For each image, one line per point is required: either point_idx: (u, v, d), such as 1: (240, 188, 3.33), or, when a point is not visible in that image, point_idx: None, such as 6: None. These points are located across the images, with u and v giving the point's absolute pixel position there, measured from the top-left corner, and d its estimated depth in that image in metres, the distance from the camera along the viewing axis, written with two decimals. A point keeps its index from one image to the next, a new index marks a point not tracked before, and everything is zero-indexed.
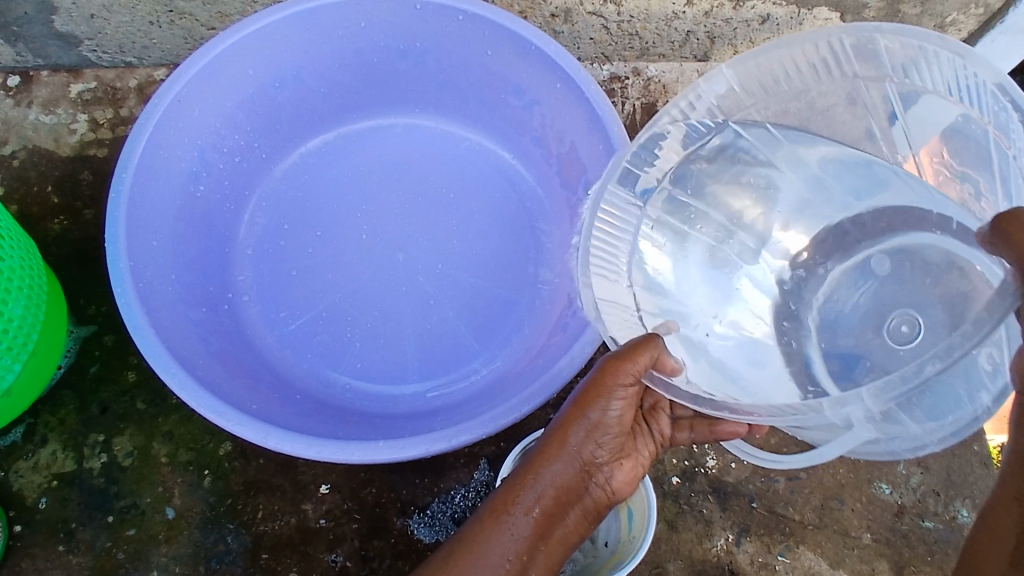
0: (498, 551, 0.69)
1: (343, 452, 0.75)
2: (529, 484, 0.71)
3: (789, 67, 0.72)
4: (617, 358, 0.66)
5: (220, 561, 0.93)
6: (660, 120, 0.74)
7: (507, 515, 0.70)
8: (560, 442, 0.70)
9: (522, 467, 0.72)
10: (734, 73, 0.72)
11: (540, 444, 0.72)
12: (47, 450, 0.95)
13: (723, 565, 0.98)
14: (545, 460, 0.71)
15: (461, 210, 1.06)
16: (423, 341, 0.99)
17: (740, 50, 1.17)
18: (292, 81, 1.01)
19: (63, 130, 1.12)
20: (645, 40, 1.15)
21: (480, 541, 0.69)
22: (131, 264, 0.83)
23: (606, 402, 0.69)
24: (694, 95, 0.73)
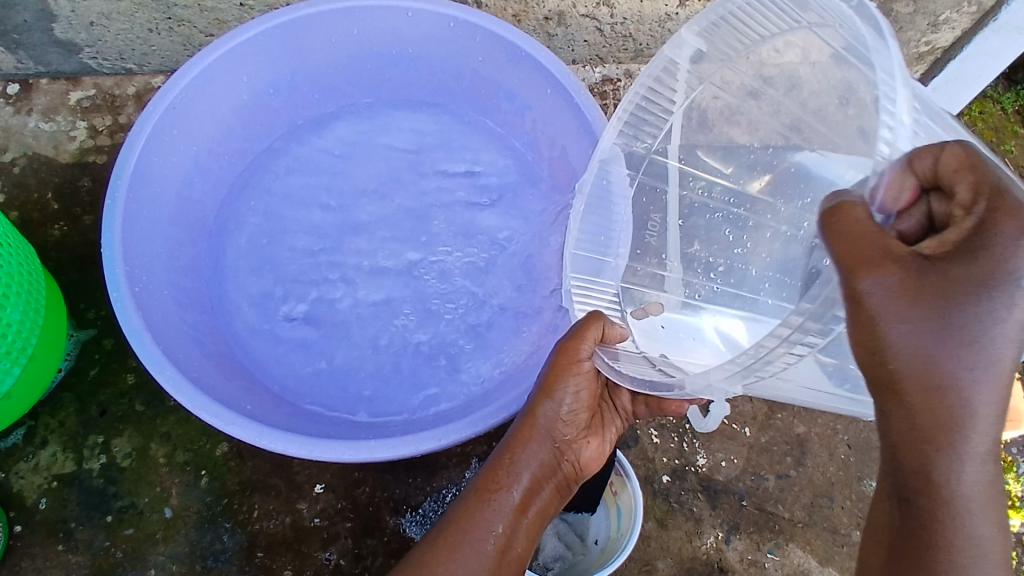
0: (483, 533, 0.70)
1: (322, 449, 0.77)
2: (507, 466, 0.72)
3: (755, 22, 0.70)
4: (572, 340, 0.70)
5: (217, 559, 0.93)
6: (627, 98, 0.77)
7: (486, 496, 0.71)
8: (534, 422, 0.72)
9: (499, 451, 0.73)
10: (701, 36, 0.73)
11: (513, 428, 0.74)
12: (47, 451, 0.97)
13: (712, 562, 0.98)
14: (520, 441, 0.72)
15: (454, 207, 1.07)
16: (415, 338, 0.99)
17: None
18: (287, 88, 1.05)
19: (63, 137, 1.16)
20: (638, 42, 1.17)
21: (463, 523, 0.70)
22: (126, 268, 0.85)
23: (569, 381, 0.72)
24: (668, 64, 0.75)
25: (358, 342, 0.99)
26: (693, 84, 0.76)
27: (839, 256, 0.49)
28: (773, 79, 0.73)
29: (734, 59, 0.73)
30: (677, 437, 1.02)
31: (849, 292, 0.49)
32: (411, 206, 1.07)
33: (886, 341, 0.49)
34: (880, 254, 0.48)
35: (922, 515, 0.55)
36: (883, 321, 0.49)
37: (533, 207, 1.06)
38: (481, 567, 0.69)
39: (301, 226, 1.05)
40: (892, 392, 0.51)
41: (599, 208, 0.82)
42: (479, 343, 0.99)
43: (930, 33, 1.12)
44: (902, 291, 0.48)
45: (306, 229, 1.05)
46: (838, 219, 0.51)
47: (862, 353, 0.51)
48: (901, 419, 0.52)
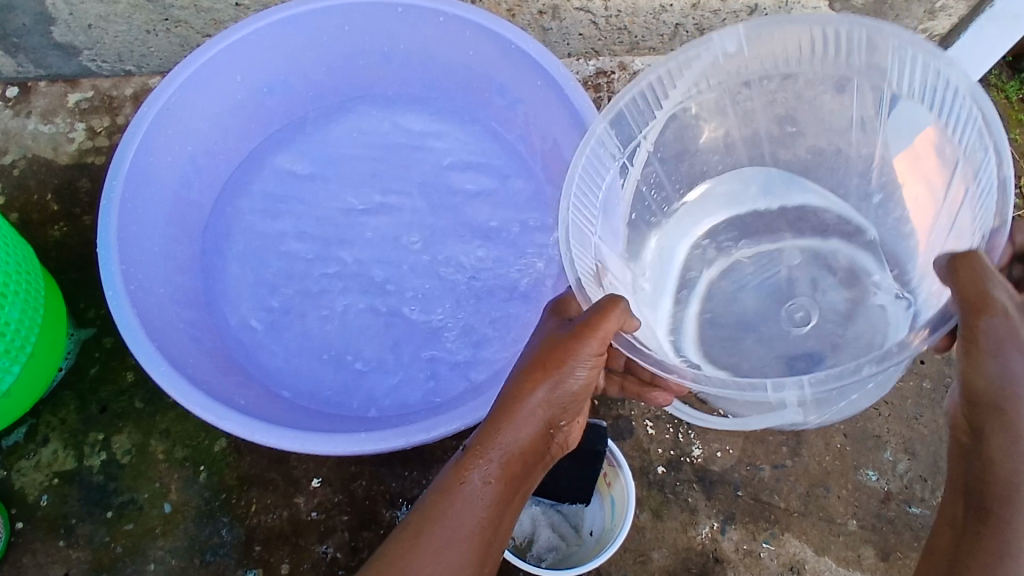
0: (463, 521, 0.68)
1: (315, 443, 0.78)
2: (487, 450, 0.69)
3: (791, 44, 0.74)
4: (591, 329, 0.67)
5: (215, 554, 0.93)
6: (644, 81, 0.75)
7: (473, 477, 0.68)
8: (527, 405, 0.69)
9: (491, 429, 0.69)
10: (743, 39, 0.74)
11: (507, 406, 0.69)
12: (49, 449, 0.98)
13: (708, 552, 0.98)
14: (514, 425, 0.68)
15: (449, 202, 1.08)
16: (410, 332, 1.00)
17: None
18: (280, 87, 1.06)
19: (62, 139, 1.18)
20: (633, 34, 1.17)
21: (444, 504, 0.68)
22: (122, 267, 0.86)
23: (577, 371, 0.68)
24: (699, 55, 0.74)
25: (354, 336, 1.00)
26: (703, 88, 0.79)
27: (962, 294, 0.60)
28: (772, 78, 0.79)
29: (756, 68, 0.77)
30: (672, 428, 1.02)
31: (971, 328, 0.59)
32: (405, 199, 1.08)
33: (1000, 369, 0.60)
34: (1001, 299, 0.59)
35: (1000, 522, 0.62)
36: (1002, 353, 0.59)
37: (527, 200, 1.07)
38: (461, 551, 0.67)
39: (296, 223, 1.06)
40: (999, 412, 0.61)
41: (589, 174, 0.76)
42: (473, 336, 0.99)
43: (926, 20, 1.11)
44: (1017, 329, 0.59)
45: (302, 226, 1.06)
46: (963, 262, 0.60)
47: (971, 378, 0.62)
48: (998, 436, 0.62)
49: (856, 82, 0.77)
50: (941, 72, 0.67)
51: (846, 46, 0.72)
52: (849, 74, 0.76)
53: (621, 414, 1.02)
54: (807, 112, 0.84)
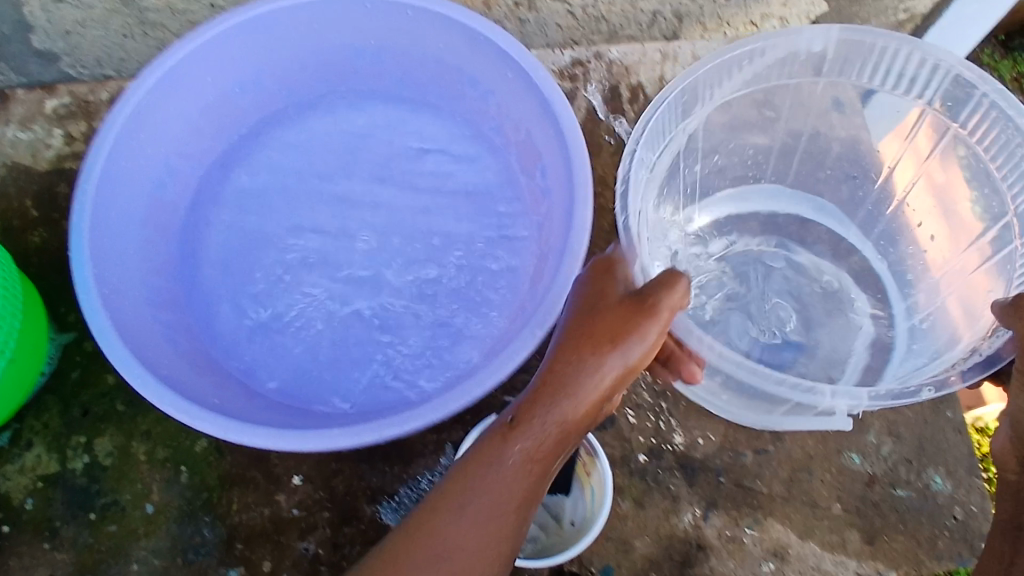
0: (505, 484, 0.73)
1: (287, 439, 0.79)
2: (535, 421, 0.72)
3: (839, 57, 0.93)
4: (654, 310, 0.70)
5: (197, 553, 0.93)
6: (711, 63, 0.88)
7: (521, 445, 0.73)
8: (583, 382, 0.71)
9: (546, 399, 0.72)
10: (833, 38, 0.90)
11: (564, 378, 0.71)
12: (33, 453, 0.99)
13: (690, 539, 0.97)
14: (571, 400, 0.71)
15: (425, 197, 1.08)
16: (388, 327, 1.00)
17: (709, 27, 1.29)
18: (253, 87, 1.06)
19: (41, 146, 1.18)
20: (612, 22, 1.26)
21: (491, 468, 0.73)
22: (95, 270, 0.87)
23: (635, 352, 0.71)
24: (760, 49, 0.90)
25: (331, 332, 1.00)
26: (743, 81, 0.94)
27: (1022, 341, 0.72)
28: (807, 71, 0.96)
29: (788, 71, 0.95)
30: (653, 416, 1.03)
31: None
32: (382, 193, 1.08)
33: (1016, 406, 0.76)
34: None
35: None
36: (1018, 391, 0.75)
37: (503, 191, 1.08)
38: (504, 507, 0.74)
39: (272, 222, 1.06)
40: None
41: (648, 132, 0.85)
42: (450, 329, 0.99)
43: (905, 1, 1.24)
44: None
45: (278, 225, 1.06)
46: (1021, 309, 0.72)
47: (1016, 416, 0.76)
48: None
49: (829, 91, 1.02)
50: (942, 66, 0.87)
51: (884, 57, 0.90)
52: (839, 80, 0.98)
53: None
54: (799, 110, 1.04)
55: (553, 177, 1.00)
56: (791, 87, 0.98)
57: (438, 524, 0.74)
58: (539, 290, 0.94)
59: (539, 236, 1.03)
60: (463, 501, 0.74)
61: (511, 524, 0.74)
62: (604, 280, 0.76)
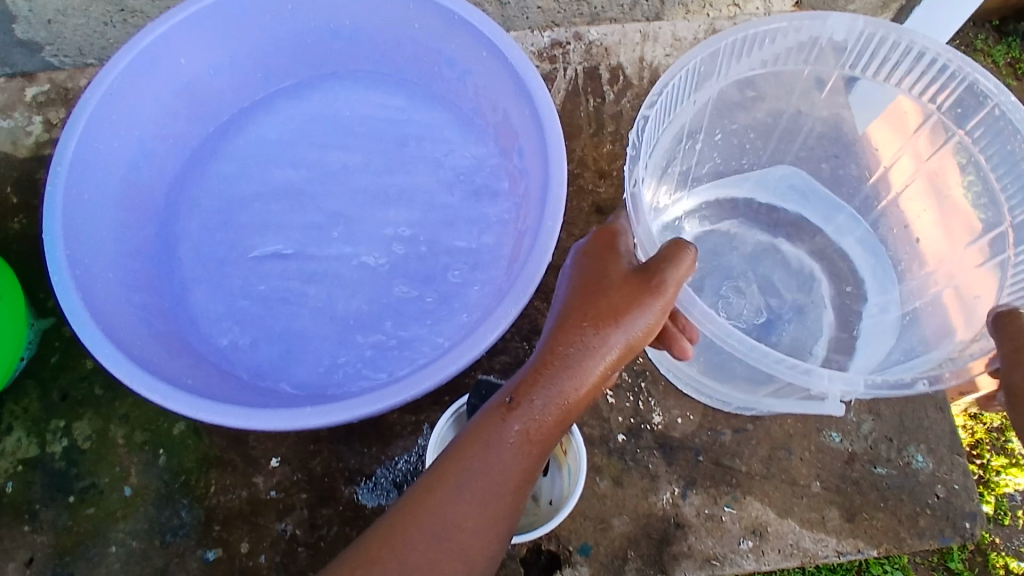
0: (504, 463, 0.70)
1: (254, 419, 0.78)
2: (537, 397, 0.70)
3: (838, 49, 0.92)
4: (664, 279, 0.72)
5: (175, 534, 0.93)
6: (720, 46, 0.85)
7: (522, 420, 0.70)
8: (587, 353, 0.71)
9: (547, 371, 0.70)
10: (848, 30, 0.88)
11: (565, 350, 0.71)
12: (12, 437, 0.99)
13: (669, 518, 0.97)
14: (574, 372, 0.70)
15: (402, 177, 1.08)
16: (365, 309, 1.00)
17: (690, 9, 1.29)
18: (228, 69, 1.07)
19: (20, 133, 1.19)
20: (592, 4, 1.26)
21: (491, 443, 0.70)
22: (68, 251, 0.87)
23: (639, 323, 0.71)
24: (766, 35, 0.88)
25: (308, 313, 1.00)
26: (747, 63, 0.91)
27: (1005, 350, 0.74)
28: (801, 61, 0.94)
29: (787, 59, 0.93)
30: (632, 396, 1.02)
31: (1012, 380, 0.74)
32: (359, 175, 1.09)
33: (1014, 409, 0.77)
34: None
35: None
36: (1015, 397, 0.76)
37: (481, 173, 1.08)
38: (500, 488, 0.71)
39: (250, 206, 1.07)
40: None
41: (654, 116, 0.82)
42: (426, 310, 0.99)
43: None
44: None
45: (256, 208, 1.07)
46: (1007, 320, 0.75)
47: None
48: None
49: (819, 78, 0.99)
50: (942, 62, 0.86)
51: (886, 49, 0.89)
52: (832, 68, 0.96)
53: None
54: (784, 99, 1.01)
55: (530, 157, 1.00)
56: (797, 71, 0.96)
57: (432, 504, 0.70)
58: (514, 270, 0.94)
59: (518, 216, 1.03)
60: (462, 482, 0.70)
61: (508, 507, 0.72)
62: (606, 258, 0.77)
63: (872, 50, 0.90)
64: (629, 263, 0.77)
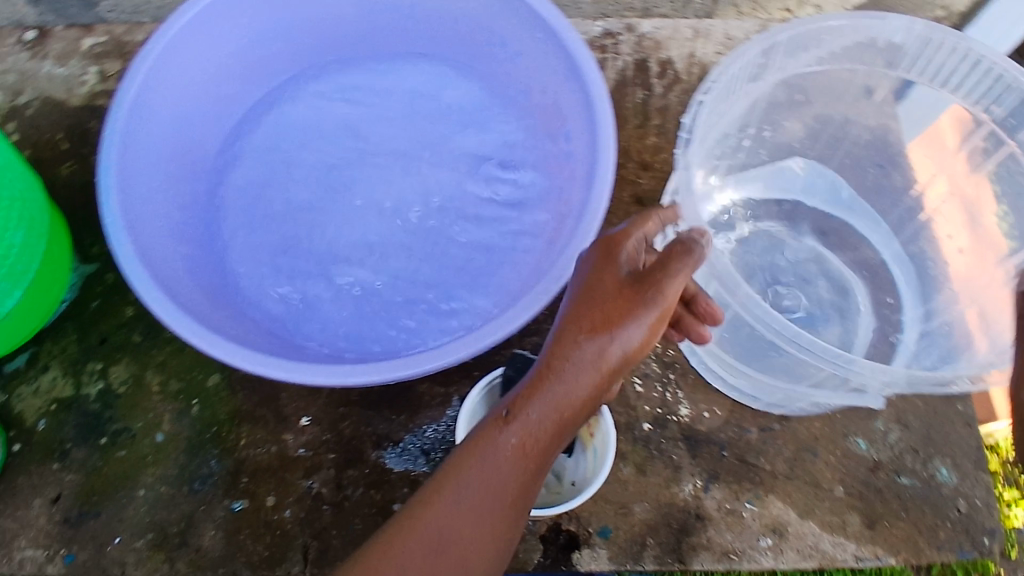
0: (498, 478, 0.67)
1: (297, 372, 0.80)
2: (532, 410, 0.66)
3: (895, 50, 0.91)
4: (666, 284, 0.65)
5: (203, 483, 0.95)
6: (778, 38, 0.85)
7: (512, 436, 0.66)
8: (582, 366, 0.65)
9: (540, 384, 0.66)
10: (908, 32, 0.88)
11: (560, 363, 0.65)
12: (49, 376, 1.01)
13: (690, 510, 0.97)
14: (568, 387, 0.65)
15: (447, 154, 1.11)
16: (402, 279, 1.02)
17: (743, 9, 1.31)
18: (283, 34, 1.08)
19: (75, 82, 1.21)
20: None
21: (483, 459, 0.67)
22: (122, 197, 0.88)
23: (639, 332, 0.65)
24: (826, 31, 0.88)
25: (346, 278, 1.02)
26: (802, 59, 0.91)
27: None
28: (854, 62, 0.94)
29: (841, 58, 0.92)
30: (660, 387, 1.02)
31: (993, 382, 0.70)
32: (407, 149, 1.11)
33: None
34: None
35: None
36: None
37: (525, 155, 1.09)
38: (494, 506, 0.68)
39: (297, 171, 1.09)
40: None
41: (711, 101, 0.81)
42: (464, 284, 1.01)
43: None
44: None
45: (304, 174, 1.09)
46: None
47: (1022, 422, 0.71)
48: None
49: (873, 82, 0.98)
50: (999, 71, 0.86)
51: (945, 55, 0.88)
52: (884, 71, 0.95)
53: None
54: (833, 100, 1.00)
55: (577, 141, 1.00)
56: (852, 72, 0.96)
57: (426, 521, 0.68)
58: (553, 250, 0.96)
59: (558, 201, 1.03)
60: (455, 501, 0.67)
61: (506, 522, 0.69)
62: (610, 254, 0.70)
63: (927, 54, 0.90)
64: (630, 259, 0.70)
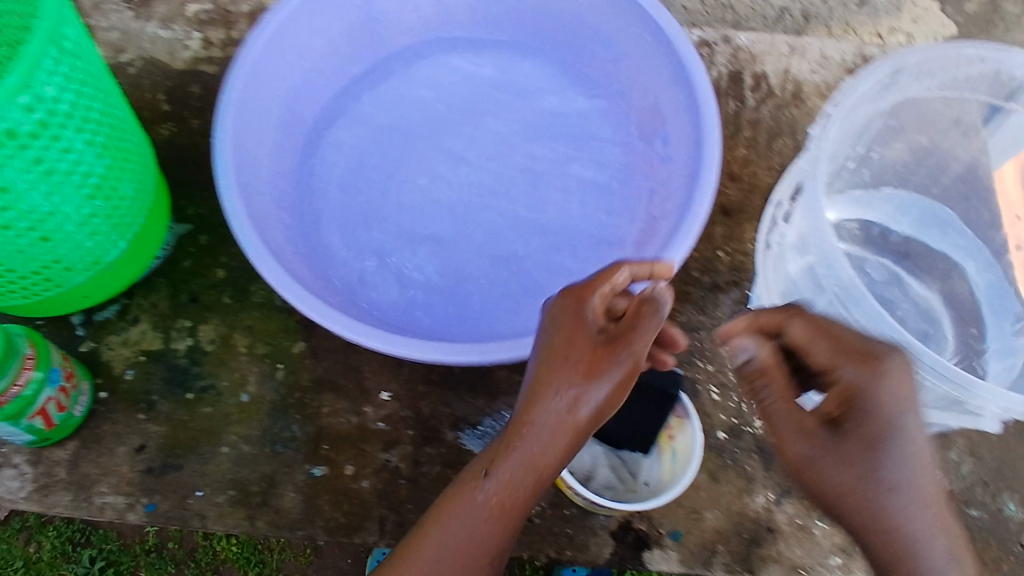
0: (475, 530, 0.71)
1: (403, 344, 0.81)
2: (505, 467, 0.70)
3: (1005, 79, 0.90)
4: (641, 346, 0.69)
5: (285, 446, 0.97)
6: (906, 59, 0.85)
7: (487, 490, 0.70)
8: (548, 426, 0.69)
9: (510, 443, 0.70)
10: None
11: (527, 422, 0.70)
12: (138, 328, 1.03)
13: (761, 522, 0.97)
14: (534, 446, 0.69)
15: (541, 143, 1.11)
16: (489, 266, 1.04)
17: (833, 31, 1.42)
18: (392, 16, 1.10)
19: (178, 46, 1.23)
20: (739, 11, 1.43)
21: (459, 513, 0.71)
22: (235, 161, 0.90)
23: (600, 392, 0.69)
24: (945, 55, 0.87)
25: (434, 260, 1.05)
26: (918, 81, 0.90)
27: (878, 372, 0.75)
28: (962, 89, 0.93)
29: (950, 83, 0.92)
30: (737, 397, 1.03)
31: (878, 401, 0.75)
32: (503, 138, 1.11)
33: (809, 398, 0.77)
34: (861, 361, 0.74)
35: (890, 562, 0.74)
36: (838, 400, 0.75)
37: (618, 156, 1.10)
38: (472, 558, 0.71)
39: (393, 150, 1.10)
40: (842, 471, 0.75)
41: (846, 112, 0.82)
42: (551, 278, 1.03)
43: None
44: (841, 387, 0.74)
45: (400, 154, 1.10)
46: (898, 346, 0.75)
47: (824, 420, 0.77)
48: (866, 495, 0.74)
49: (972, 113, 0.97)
50: None
51: None
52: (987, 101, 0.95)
53: (687, 374, 1.04)
54: (933, 129, 0.98)
55: (675, 145, 1.01)
56: (959, 100, 0.95)
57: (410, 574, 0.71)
58: (649, 250, 0.96)
59: (649, 202, 1.05)
60: (437, 555, 0.71)
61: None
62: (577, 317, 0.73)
63: None
64: (597, 314, 0.72)
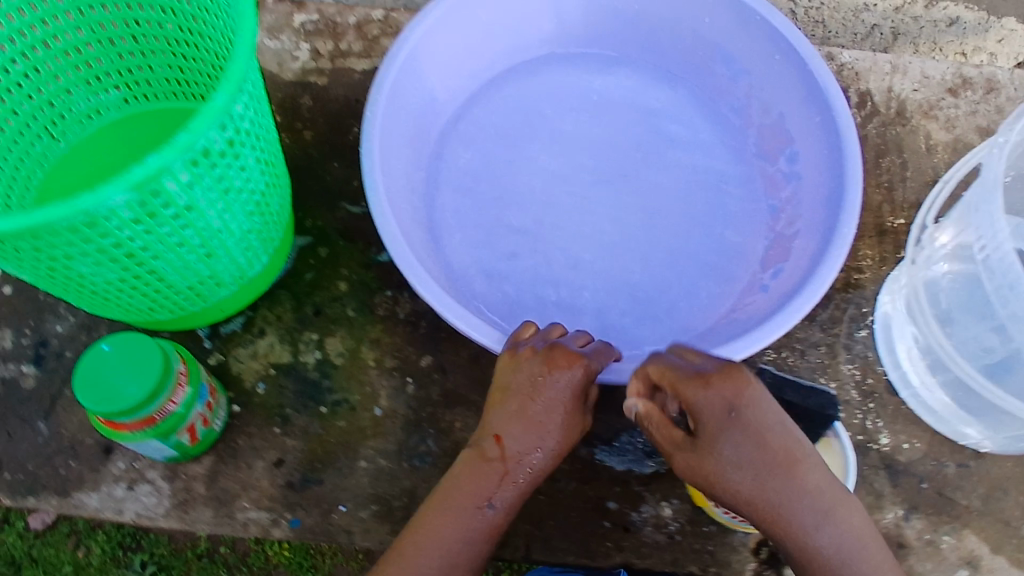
0: (471, 548, 0.79)
1: None
2: (500, 494, 0.79)
3: None
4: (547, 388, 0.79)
5: (423, 461, 0.97)
6: None
7: (488, 513, 0.79)
8: (539, 461, 0.80)
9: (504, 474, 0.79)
10: None
11: (520, 456, 0.79)
12: (266, 341, 1.03)
13: (892, 537, 1.00)
14: (526, 476, 0.80)
15: (659, 161, 1.11)
16: (612, 282, 1.04)
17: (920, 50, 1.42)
18: (512, 33, 1.11)
19: (286, 56, 1.22)
20: (829, 29, 1.41)
21: (459, 535, 0.78)
22: (382, 179, 0.90)
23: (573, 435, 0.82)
24: None
25: (558, 275, 1.05)
26: None
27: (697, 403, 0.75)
28: None
29: None
30: (860, 415, 1.05)
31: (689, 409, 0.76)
32: (620, 154, 1.12)
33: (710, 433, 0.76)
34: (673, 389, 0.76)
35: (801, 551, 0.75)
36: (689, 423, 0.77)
37: (736, 172, 1.11)
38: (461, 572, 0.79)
39: (513, 165, 1.11)
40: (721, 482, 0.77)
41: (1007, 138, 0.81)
42: (679, 292, 1.04)
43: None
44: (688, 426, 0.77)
45: (519, 168, 1.11)
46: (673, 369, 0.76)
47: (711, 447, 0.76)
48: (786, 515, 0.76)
49: None
50: None
51: None
52: None
53: None
54: None
55: (804, 163, 1.01)
56: None
57: None
58: (783, 269, 0.98)
59: (771, 220, 1.06)
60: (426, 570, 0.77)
61: None
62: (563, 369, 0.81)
63: None
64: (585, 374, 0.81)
